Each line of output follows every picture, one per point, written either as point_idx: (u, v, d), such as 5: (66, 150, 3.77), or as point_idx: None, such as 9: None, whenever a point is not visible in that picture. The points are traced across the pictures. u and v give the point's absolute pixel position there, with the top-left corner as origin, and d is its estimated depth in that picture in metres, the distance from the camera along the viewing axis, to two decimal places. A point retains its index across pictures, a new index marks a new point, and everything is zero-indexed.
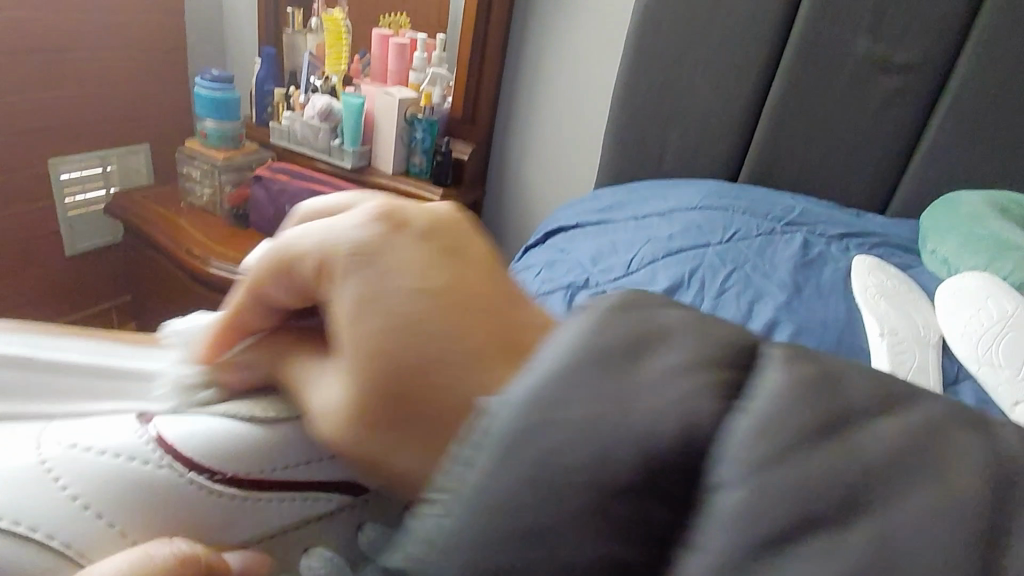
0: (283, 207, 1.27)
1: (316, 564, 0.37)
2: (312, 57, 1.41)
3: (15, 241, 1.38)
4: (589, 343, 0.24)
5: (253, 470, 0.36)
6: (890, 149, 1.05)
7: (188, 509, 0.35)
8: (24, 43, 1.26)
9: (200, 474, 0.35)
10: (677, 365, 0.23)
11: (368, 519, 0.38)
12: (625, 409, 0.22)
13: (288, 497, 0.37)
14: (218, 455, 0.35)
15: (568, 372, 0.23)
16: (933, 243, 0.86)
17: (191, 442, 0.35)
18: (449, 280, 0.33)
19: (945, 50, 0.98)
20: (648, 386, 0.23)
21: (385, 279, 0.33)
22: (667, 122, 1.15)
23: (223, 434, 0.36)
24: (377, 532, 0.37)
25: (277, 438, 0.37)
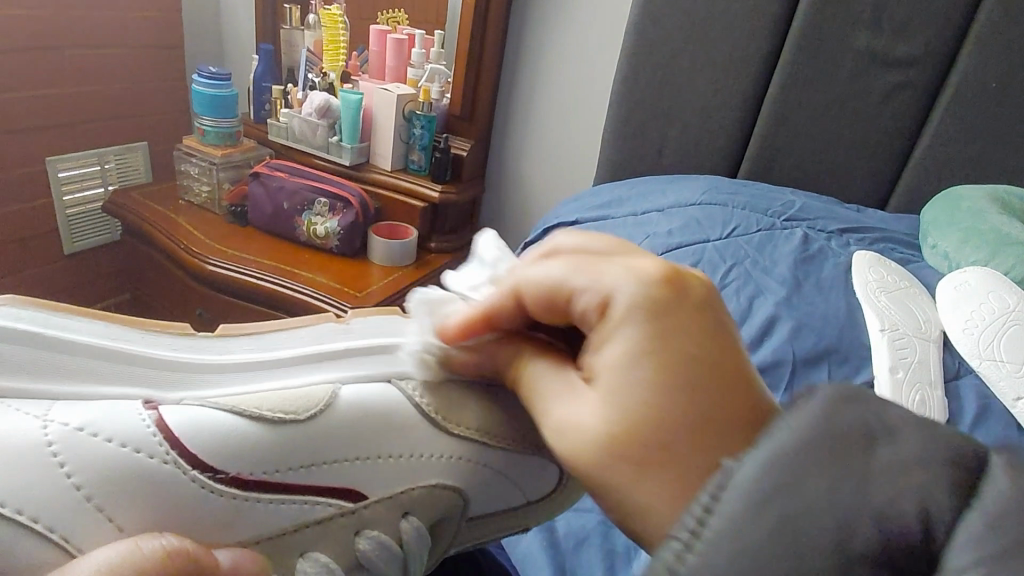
0: (281, 204, 1.27)
1: (310, 567, 0.50)
2: (310, 53, 1.40)
3: (13, 240, 1.38)
4: (824, 433, 0.26)
5: (253, 471, 0.49)
6: (891, 144, 1.05)
7: (188, 496, 0.47)
8: (19, 41, 1.26)
9: (202, 474, 0.47)
10: (905, 459, 0.25)
11: (363, 530, 0.53)
12: (865, 499, 0.24)
13: (286, 503, 0.50)
14: (221, 459, 0.48)
15: (798, 457, 0.26)
16: (933, 238, 0.85)
17: (187, 433, 0.48)
18: (711, 348, 0.36)
19: (946, 44, 0.97)
20: (883, 476, 0.24)
21: (656, 336, 0.36)
22: (667, 118, 1.15)
23: (229, 437, 0.49)
24: (371, 543, 0.52)
25: (280, 447, 0.50)
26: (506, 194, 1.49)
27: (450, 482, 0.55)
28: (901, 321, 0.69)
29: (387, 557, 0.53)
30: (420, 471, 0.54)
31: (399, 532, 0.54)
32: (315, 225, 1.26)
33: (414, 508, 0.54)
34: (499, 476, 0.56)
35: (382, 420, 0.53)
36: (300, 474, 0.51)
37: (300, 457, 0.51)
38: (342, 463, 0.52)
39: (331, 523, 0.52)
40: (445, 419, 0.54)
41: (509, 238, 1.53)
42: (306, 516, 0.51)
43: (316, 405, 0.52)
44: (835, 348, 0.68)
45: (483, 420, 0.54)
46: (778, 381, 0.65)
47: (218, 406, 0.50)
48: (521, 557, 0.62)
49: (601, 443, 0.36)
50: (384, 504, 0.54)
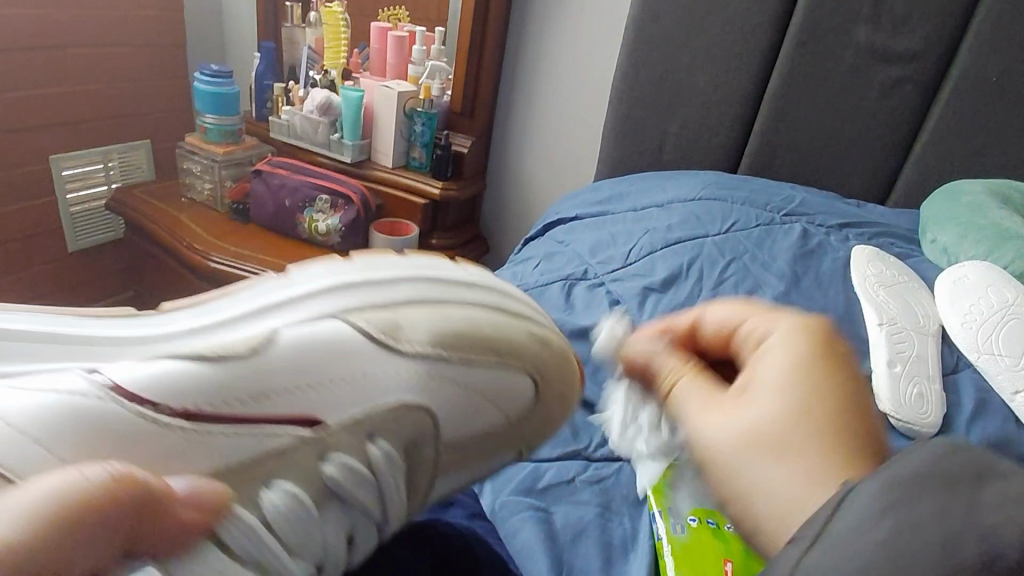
0: (283, 201, 1.28)
1: (276, 500, 0.48)
2: (311, 51, 1.41)
3: (18, 238, 1.39)
4: (936, 469, 0.30)
5: (196, 403, 0.47)
6: (891, 139, 1.05)
7: (135, 433, 0.45)
8: (22, 40, 1.26)
9: (146, 407, 0.45)
10: (996, 504, 0.28)
11: (330, 453, 0.51)
12: (964, 522, 0.27)
13: (241, 435, 0.48)
14: (165, 393, 0.46)
15: (913, 485, 0.30)
16: (933, 232, 0.85)
17: (140, 385, 0.45)
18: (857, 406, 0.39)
19: (947, 38, 0.97)
20: (985, 508, 0.28)
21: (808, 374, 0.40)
22: (667, 114, 1.15)
23: (174, 375, 0.46)
24: (338, 465, 0.51)
25: (228, 375, 0.48)
26: (508, 191, 1.50)
27: (419, 402, 0.53)
28: (899, 315, 0.69)
29: (358, 479, 0.51)
30: (386, 386, 0.52)
31: (370, 459, 0.52)
32: (317, 223, 1.26)
33: (380, 432, 0.53)
34: (469, 391, 0.54)
35: (334, 348, 0.51)
36: (252, 407, 0.48)
37: (246, 389, 0.48)
38: (296, 392, 0.50)
39: (294, 452, 0.50)
40: (394, 338, 0.53)
41: (510, 235, 1.53)
42: (263, 449, 0.49)
43: (252, 342, 0.49)
44: None
45: (436, 335, 0.53)
46: None
47: (167, 355, 0.47)
48: (517, 551, 0.57)
49: (756, 435, 0.39)
50: (348, 431, 0.52)
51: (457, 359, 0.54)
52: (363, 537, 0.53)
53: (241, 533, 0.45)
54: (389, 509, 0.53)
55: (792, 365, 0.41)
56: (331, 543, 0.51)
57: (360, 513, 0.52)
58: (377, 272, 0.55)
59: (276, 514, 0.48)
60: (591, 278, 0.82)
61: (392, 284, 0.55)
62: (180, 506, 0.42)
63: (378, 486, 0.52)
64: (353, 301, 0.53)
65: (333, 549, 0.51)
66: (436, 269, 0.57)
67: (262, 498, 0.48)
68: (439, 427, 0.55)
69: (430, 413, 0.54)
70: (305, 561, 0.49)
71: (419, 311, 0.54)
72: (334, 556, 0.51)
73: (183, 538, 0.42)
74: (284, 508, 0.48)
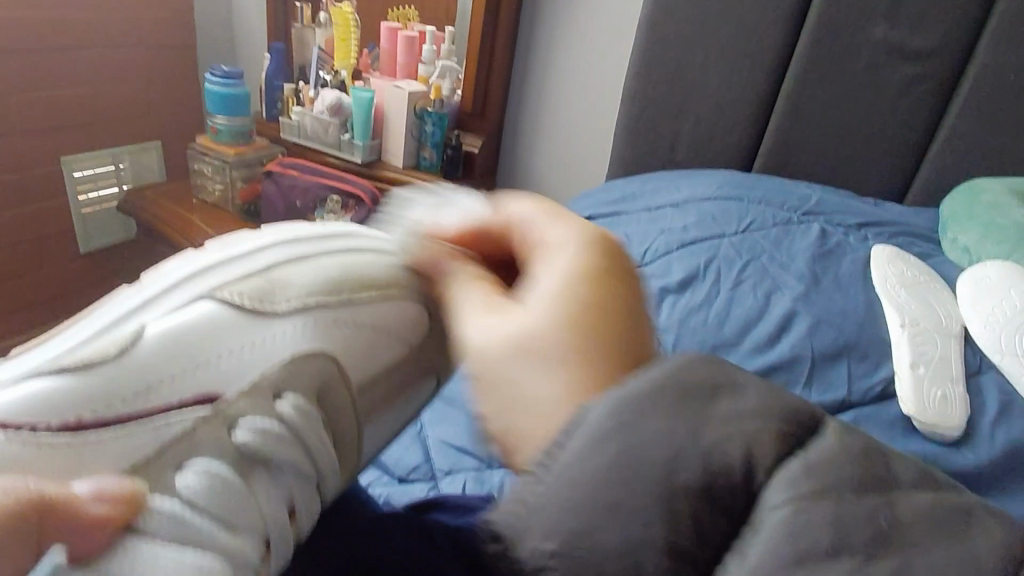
0: (294, 201, 1.28)
1: (193, 475, 0.42)
2: (321, 52, 1.39)
3: (29, 238, 1.39)
4: (671, 380, 0.29)
5: (80, 413, 0.42)
6: (908, 137, 1.03)
7: (25, 459, 0.38)
8: (34, 42, 1.27)
9: (18, 429, 0.39)
10: (744, 409, 0.28)
11: (238, 424, 0.46)
12: (696, 432, 0.28)
13: (139, 424, 0.43)
14: (40, 410, 0.41)
15: (633, 406, 0.29)
16: (954, 232, 0.84)
17: (14, 411, 0.40)
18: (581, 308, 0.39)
19: (966, 35, 0.96)
20: (718, 419, 0.28)
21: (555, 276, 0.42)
22: (680, 112, 1.14)
23: (51, 391, 0.42)
24: (248, 430, 0.45)
25: (98, 378, 0.43)
26: (518, 190, 1.49)
27: (313, 347, 0.51)
28: (921, 316, 0.69)
29: (274, 438, 0.46)
30: (275, 346, 0.49)
31: (279, 416, 0.47)
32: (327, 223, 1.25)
33: (282, 386, 0.48)
34: (360, 326, 0.53)
35: (211, 326, 0.48)
36: (138, 401, 0.44)
37: (131, 387, 0.44)
38: (182, 374, 0.46)
39: (197, 432, 0.44)
40: (266, 301, 0.51)
41: None
42: (166, 438, 0.43)
43: (118, 342, 0.45)
44: (855, 343, 0.67)
45: (314, 287, 0.53)
46: (794, 378, 0.65)
47: (36, 375, 0.42)
48: None
49: (523, 347, 0.39)
50: (249, 396, 0.47)
51: (338, 301, 0.53)
52: (305, 507, 0.47)
53: (163, 521, 0.38)
54: (322, 467, 0.48)
55: (570, 265, 0.43)
56: (275, 519, 0.44)
57: (294, 476, 0.47)
58: (232, 250, 0.54)
59: (203, 491, 0.41)
60: None
61: (248, 259, 0.53)
62: (83, 502, 0.35)
63: (298, 441, 0.47)
64: (215, 280, 0.51)
65: (279, 521, 0.45)
66: (291, 231, 0.57)
67: (176, 483, 0.41)
68: (345, 371, 0.52)
69: (329, 355, 0.51)
70: (253, 537, 0.42)
71: (295, 270, 0.53)
72: (281, 532, 0.45)
73: (98, 534, 0.35)
74: (204, 485, 0.42)
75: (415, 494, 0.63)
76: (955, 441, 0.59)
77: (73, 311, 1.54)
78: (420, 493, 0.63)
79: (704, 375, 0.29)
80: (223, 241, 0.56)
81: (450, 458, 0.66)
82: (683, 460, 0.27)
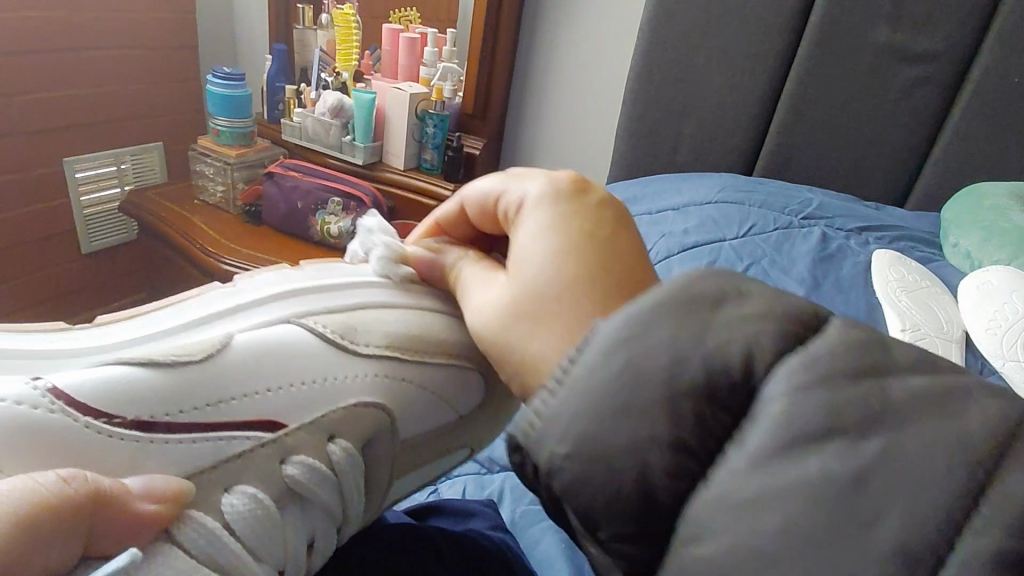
0: (295, 203, 1.27)
1: (236, 501, 0.45)
2: (323, 53, 1.40)
3: (32, 239, 1.39)
4: None
5: (156, 413, 0.43)
6: (911, 141, 1.03)
7: (90, 448, 0.41)
8: (35, 43, 1.27)
9: (96, 419, 0.41)
10: None
11: (293, 458, 0.48)
12: None
13: (201, 438, 0.45)
14: (120, 402, 0.42)
15: None
16: (955, 236, 0.84)
17: (95, 396, 0.41)
18: (593, 255, 0.40)
19: (967, 38, 0.96)
20: None
21: (527, 239, 0.43)
22: (681, 115, 1.14)
23: (132, 380, 0.43)
24: (300, 469, 0.48)
25: (178, 381, 0.44)
26: None
27: (375, 400, 0.52)
28: (922, 321, 0.68)
29: (319, 480, 0.48)
30: (340, 390, 0.50)
31: (329, 459, 0.49)
32: (328, 225, 1.26)
33: (338, 430, 0.50)
34: (416, 390, 0.53)
35: (288, 354, 0.49)
36: (208, 414, 0.45)
37: (202, 397, 0.45)
38: (252, 396, 0.47)
39: (254, 456, 0.47)
40: (349, 340, 0.52)
41: None
42: (223, 456, 0.45)
43: (208, 346, 0.47)
44: None
45: (391, 338, 0.53)
46: None
47: (120, 362, 0.44)
48: (539, 560, 0.54)
49: (519, 307, 0.41)
50: (306, 431, 0.49)
51: (412, 357, 0.53)
52: (321, 547, 0.50)
53: (199, 534, 0.42)
54: (350, 513, 0.51)
55: (540, 222, 0.43)
56: (293, 549, 0.47)
57: (322, 514, 0.49)
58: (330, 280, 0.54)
59: (238, 515, 0.45)
60: None
61: (341, 291, 0.53)
62: (132, 498, 0.39)
63: (339, 486, 0.50)
64: (304, 306, 0.52)
65: (294, 555, 0.47)
66: None
67: (221, 503, 0.44)
68: (394, 425, 0.53)
69: (385, 412, 0.52)
70: (269, 565, 0.46)
71: (380, 311, 0.54)
72: (295, 563, 0.47)
73: (144, 527, 0.39)
74: (246, 511, 0.45)
75: (417, 499, 0.61)
76: None
77: (73, 312, 1.54)
78: (422, 498, 0.62)
79: (706, 292, 0.30)
80: (326, 269, 0.55)
81: None
82: (685, 367, 0.28)
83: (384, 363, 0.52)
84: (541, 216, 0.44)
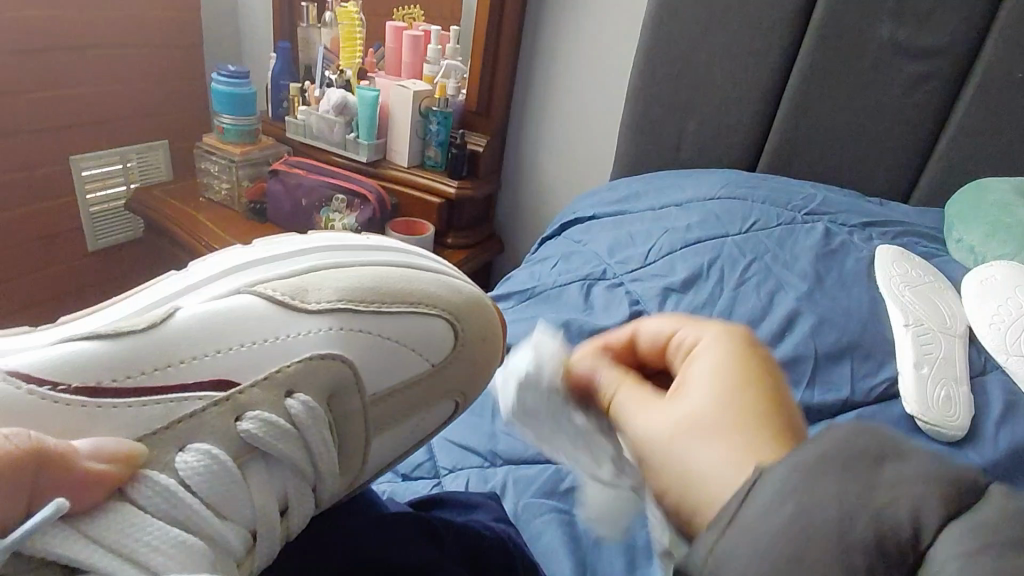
0: (300, 200, 1.28)
1: (192, 458, 0.45)
2: (326, 51, 1.42)
3: (39, 236, 1.40)
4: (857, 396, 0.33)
5: (102, 379, 0.45)
6: (915, 137, 1.03)
7: (42, 413, 0.42)
8: (41, 41, 1.27)
9: (43, 386, 0.42)
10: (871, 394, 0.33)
11: (252, 413, 0.48)
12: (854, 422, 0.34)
13: (150, 402, 0.45)
14: (64, 372, 0.44)
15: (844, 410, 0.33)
16: (959, 232, 0.84)
17: (40, 368, 0.43)
18: (757, 399, 0.39)
19: (972, 34, 0.95)
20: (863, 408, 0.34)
21: (700, 369, 0.42)
22: (684, 111, 1.14)
23: (78, 353, 0.45)
24: (257, 422, 0.48)
25: (120, 352, 0.46)
26: (523, 189, 1.49)
27: (334, 353, 0.52)
28: (925, 316, 0.68)
29: (281, 433, 0.49)
30: (298, 345, 0.51)
31: (290, 413, 0.49)
32: (333, 222, 1.25)
33: (296, 386, 0.50)
34: (383, 341, 0.54)
35: (241, 316, 0.51)
36: (156, 377, 0.47)
37: (150, 361, 0.47)
38: (203, 357, 0.48)
39: (206, 415, 0.47)
40: (300, 300, 0.53)
41: (525, 233, 1.53)
42: (174, 417, 0.46)
43: (153, 317, 0.49)
44: (858, 343, 0.67)
45: (343, 294, 0.54)
46: (798, 377, 0.65)
47: (74, 340, 0.46)
48: (542, 553, 0.55)
49: (680, 432, 0.40)
50: (263, 386, 0.49)
51: (366, 310, 0.54)
52: (295, 509, 0.49)
53: (156, 491, 0.42)
54: (323, 471, 0.50)
55: (714, 364, 0.42)
56: (263, 507, 0.47)
57: (290, 474, 0.49)
58: (279, 252, 0.56)
59: (193, 474, 0.45)
60: (610, 277, 0.81)
61: (290, 261, 0.55)
62: (79, 459, 0.38)
63: (306, 441, 0.50)
64: (257, 277, 0.54)
65: (268, 512, 0.47)
66: (339, 244, 0.58)
67: (176, 460, 0.45)
68: (361, 382, 0.53)
69: (346, 364, 0.52)
70: (235, 524, 0.46)
71: (332, 274, 0.55)
72: (269, 522, 0.47)
73: (89, 492, 0.38)
74: (201, 468, 0.45)
75: (420, 492, 0.61)
76: (960, 441, 0.59)
77: (80, 309, 1.55)
78: (425, 491, 0.62)
79: (861, 443, 0.28)
80: (271, 249, 0.57)
81: (453, 455, 0.64)
82: (854, 523, 0.26)
83: (347, 323, 0.53)
84: (720, 362, 0.42)
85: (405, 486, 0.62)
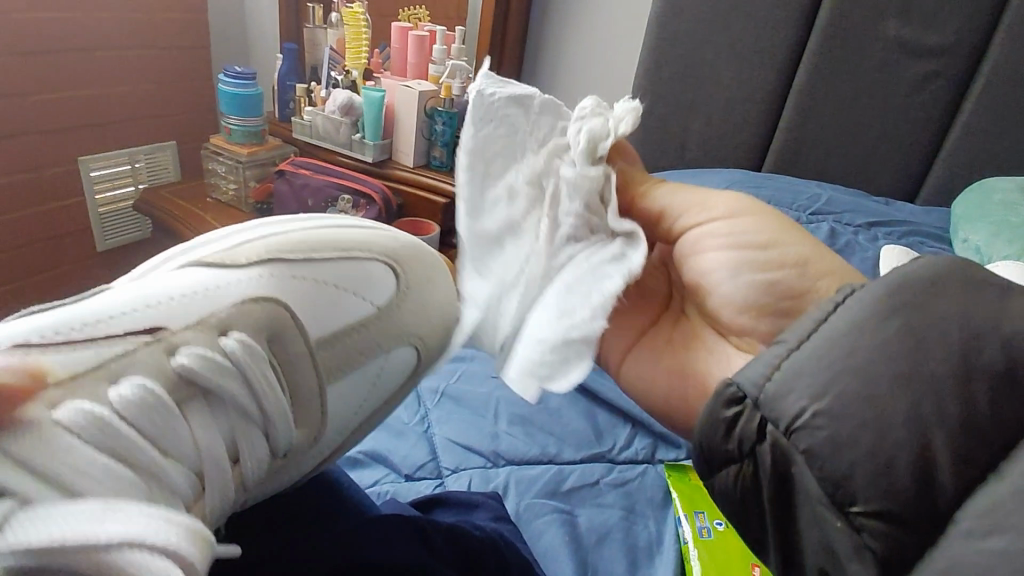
0: (305, 199, 1.28)
1: (125, 390, 0.42)
2: (332, 52, 1.41)
3: (49, 236, 1.42)
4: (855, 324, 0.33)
5: (29, 334, 0.41)
6: (921, 135, 1.02)
7: None
8: (50, 44, 1.29)
9: None
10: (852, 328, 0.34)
11: (188, 347, 0.46)
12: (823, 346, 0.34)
13: (75, 347, 0.42)
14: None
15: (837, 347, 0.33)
16: (965, 232, 0.83)
17: None
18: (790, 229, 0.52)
19: (979, 33, 0.95)
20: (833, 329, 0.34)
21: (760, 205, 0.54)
22: (689, 111, 1.14)
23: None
24: (191, 354, 0.45)
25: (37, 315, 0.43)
26: None
27: (269, 295, 0.50)
28: None
29: (217, 368, 0.46)
30: (231, 290, 0.49)
31: (227, 351, 0.47)
32: None
33: (229, 325, 0.48)
34: (323, 284, 0.53)
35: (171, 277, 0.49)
36: (87, 330, 0.43)
37: (72, 321, 0.43)
38: (133, 311, 0.46)
39: (138, 354, 0.44)
40: (228, 258, 0.51)
41: None
42: (100, 361, 0.42)
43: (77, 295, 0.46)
44: None
45: (272, 246, 0.53)
46: None
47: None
48: (543, 553, 0.55)
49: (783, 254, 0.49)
50: (195, 330, 0.47)
51: (298, 257, 0.53)
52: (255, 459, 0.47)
53: (81, 417, 0.39)
54: (271, 414, 0.48)
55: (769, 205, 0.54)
56: (206, 448, 0.45)
57: (236, 416, 0.47)
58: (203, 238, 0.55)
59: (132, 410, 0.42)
60: None
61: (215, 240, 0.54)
62: None
63: (246, 377, 0.47)
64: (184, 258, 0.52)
65: (211, 452, 0.45)
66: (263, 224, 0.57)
67: (107, 395, 0.41)
68: (303, 324, 0.51)
69: (283, 303, 0.50)
70: (174, 464, 0.43)
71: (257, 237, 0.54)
72: (215, 463, 0.45)
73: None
74: (134, 399, 0.42)
75: (422, 492, 0.61)
76: None
77: None
78: (427, 491, 0.61)
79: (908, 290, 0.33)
80: (204, 237, 0.55)
81: (455, 456, 0.64)
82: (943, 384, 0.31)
83: (288, 270, 0.52)
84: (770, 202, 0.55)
85: (406, 486, 0.61)
